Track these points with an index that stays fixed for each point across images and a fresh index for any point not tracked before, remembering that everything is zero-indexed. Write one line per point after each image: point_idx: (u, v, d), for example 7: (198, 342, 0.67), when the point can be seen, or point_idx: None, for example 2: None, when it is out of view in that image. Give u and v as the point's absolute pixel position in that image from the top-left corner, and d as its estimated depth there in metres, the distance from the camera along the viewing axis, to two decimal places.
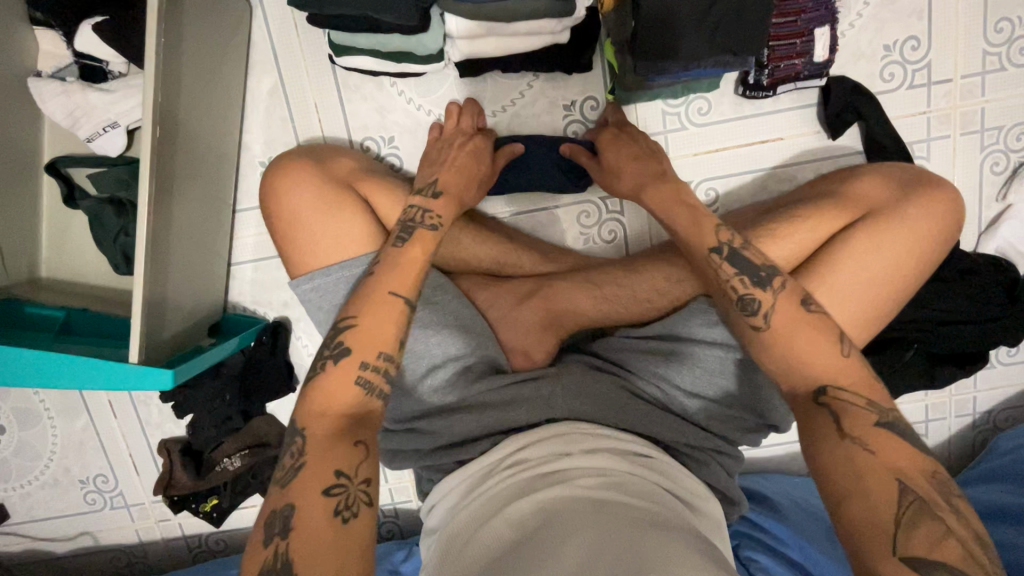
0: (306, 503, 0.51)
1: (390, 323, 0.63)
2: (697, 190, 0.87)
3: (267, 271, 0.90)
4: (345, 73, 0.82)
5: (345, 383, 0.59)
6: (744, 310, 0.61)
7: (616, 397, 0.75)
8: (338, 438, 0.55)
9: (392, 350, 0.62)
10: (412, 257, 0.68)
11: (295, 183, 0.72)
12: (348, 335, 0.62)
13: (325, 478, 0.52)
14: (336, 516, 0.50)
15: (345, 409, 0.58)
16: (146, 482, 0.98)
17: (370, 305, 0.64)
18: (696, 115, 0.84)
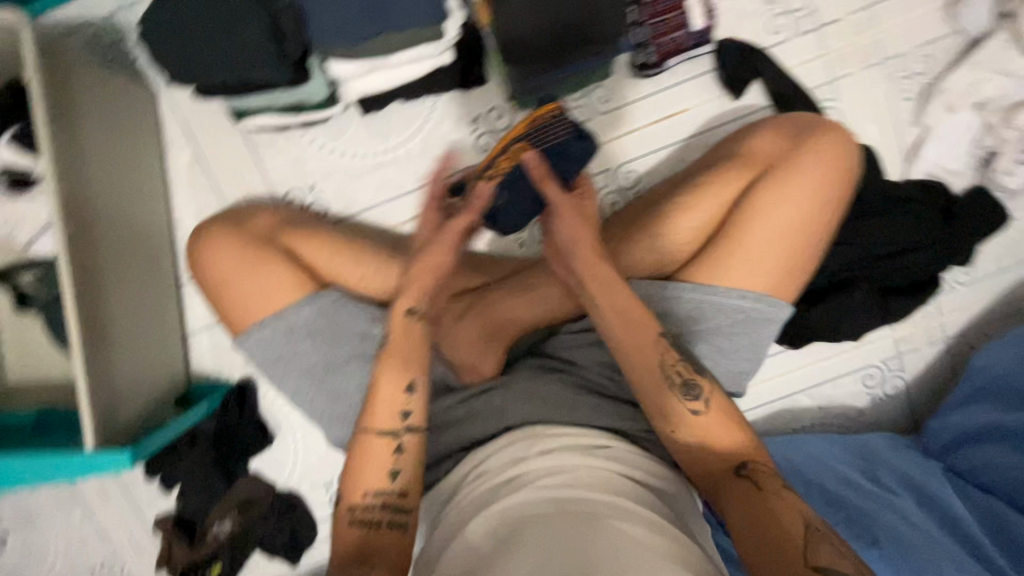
0: None
1: (376, 462, 0.64)
2: (617, 175, 0.88)
3: (222, 335, 0.92)
4: (256, 134, 0.85)
5: (345, 525, 0.63)
6: (688, 394, 0.63)
7: (567, 392, 0.76)
8: (348, 563, 0.60)
9: (381, 485, 0.64)
10: (398, 391, 0.66)
11: (253, 281, 0.74)
12: (344, 479, 0.65)
13: None
14: None
15: (352, 544, 0.62)
16: (149, 562, 1.00)
17: (357, 449, 0.66)
18: (599, 104, 0.86)
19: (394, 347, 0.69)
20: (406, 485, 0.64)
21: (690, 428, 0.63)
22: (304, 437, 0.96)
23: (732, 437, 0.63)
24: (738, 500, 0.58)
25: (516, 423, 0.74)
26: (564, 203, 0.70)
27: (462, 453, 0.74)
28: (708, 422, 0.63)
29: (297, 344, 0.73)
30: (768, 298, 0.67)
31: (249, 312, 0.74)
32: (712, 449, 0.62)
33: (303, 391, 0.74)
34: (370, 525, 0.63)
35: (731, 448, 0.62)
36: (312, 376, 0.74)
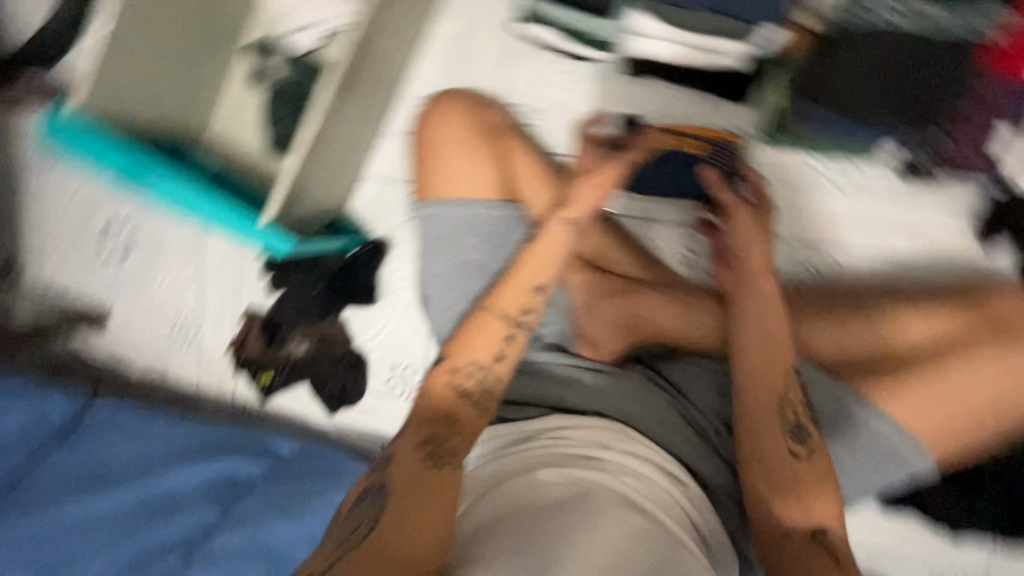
0: (400, 457, 0.59)
1: (488, 337, 0.67)
2: (818, 253, 0.83)
3: (389, 192, 0.96)
4: (519, 42, 0.87)
5: (439, 386, 0.64)
6: (795, 435, 0.64)
7: (666, 415, 0.75)
8: (436, 421, 0.62)
9: (484, 360, 0.66)
10: (523, 276, 0.70)
11: (456, 161, 0.78)
12: (448, 345, 0.67)
13: (418, 437, 0.60)
14: (423, 465, 0.58)
15: (437, 405, 0.64)
16: (219, 341, 1.08)
17: (473, 325, 0.68)
18: (842, 180, 0.82)
19: (536, 250, 0.72)
20: (506, 367, 0.66)
21: (781, 470, 0.62)
22: (399, 315, 1.00)
23: (817, 501, 0.61)
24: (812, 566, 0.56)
25: (608, 411, 0.73)
26: (736, 206, 0.76)
27: (547, 410, 0.74)
28: (801, 479, 0.62)
29: (465, 236, 0.77)
30: (916, 441, 0.65)
31: (432, 175, 0.80)
32: (793, 508, 0.61)
33: (445, 277, 0.78)
34: (461, 390, 0.64)
35: (813, 512, 0.61)
36: (460, 271, 0.77)
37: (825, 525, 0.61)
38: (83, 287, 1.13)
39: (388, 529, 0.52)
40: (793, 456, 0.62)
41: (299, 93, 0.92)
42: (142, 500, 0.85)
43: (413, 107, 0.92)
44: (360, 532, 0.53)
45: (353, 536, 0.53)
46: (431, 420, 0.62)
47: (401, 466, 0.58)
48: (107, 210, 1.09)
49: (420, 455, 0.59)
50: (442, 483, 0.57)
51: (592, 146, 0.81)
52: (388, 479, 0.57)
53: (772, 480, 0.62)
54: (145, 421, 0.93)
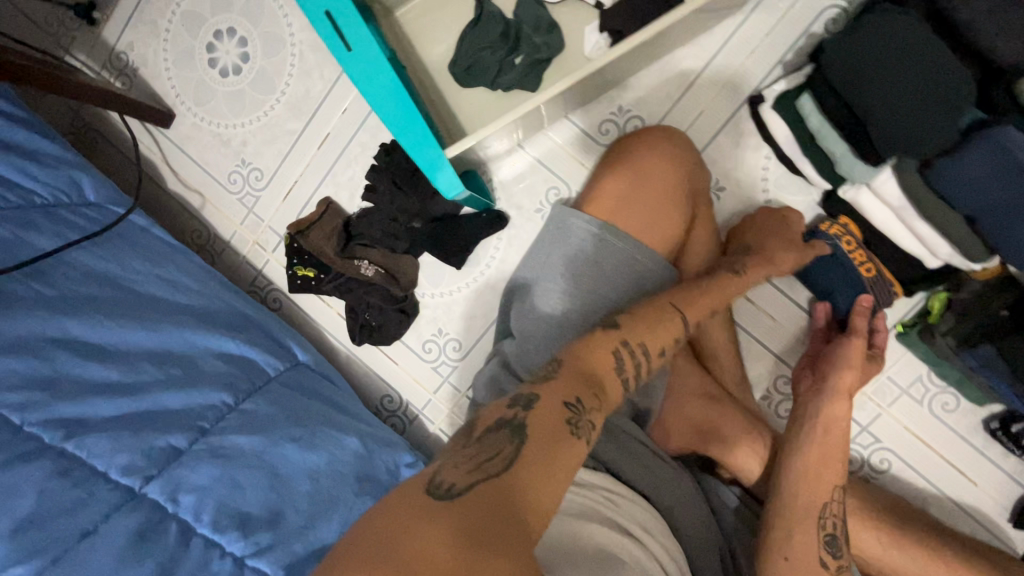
0: (549, 399, 0.55)
1: (665, 328, 0.68)
2: (874, 449, 0.87)
3: (539, 175, 0.92)
4: (745, 118, 0.84)
5: (603, 351, 0.63)
6: (829, 545, 0.67)
7: (704, 535, 0.73)
8: (584, 382, 0.59)
9: (651, 346, 0.66)
10: (714, 289, 0.73)
11: (669, 171, 0.76)
12: (622, 317, 0.68)
13: (567, 394, 0.56)
14: (568, 426, 0.53)
15: (593, 369, 0.61)
16: (281, 211, 0.99)
17: (655, 310, 0.69)
18: (937, 404, 0.85)
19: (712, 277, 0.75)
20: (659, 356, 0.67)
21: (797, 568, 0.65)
22: (475, 290, 0.95)
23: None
24: None
25: (654, 501, 0.72)
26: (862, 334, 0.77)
27: (601, 469, 0.72)
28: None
29: (620, 273, 0.74)
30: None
31: (642, 163, 0.76)
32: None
33: (577, 299, 0.75)
34: (620, 361, 0.63)
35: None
36: (594, 302, 0.74)
37: None
38: (165, 80, 1.00)
39: (528, 473, 0.48)
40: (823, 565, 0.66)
41: (512, 30, 0.82)
42: (153, 346, 0.69)
43: (613, 113, 0.88)
44: (490, 465, 0.48)
45: (484, 464, 0.48)
46: (585, 380, 0.59)
47: (541, 411, 0.53)
48: (235, 17, 0.95)
49: (560, 415, 0.54)
50: (570, 453, 0.52)
51: (773, 219, 0.80)
52: (527, 419, 0.52)
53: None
54: (176, 257, 0.83)
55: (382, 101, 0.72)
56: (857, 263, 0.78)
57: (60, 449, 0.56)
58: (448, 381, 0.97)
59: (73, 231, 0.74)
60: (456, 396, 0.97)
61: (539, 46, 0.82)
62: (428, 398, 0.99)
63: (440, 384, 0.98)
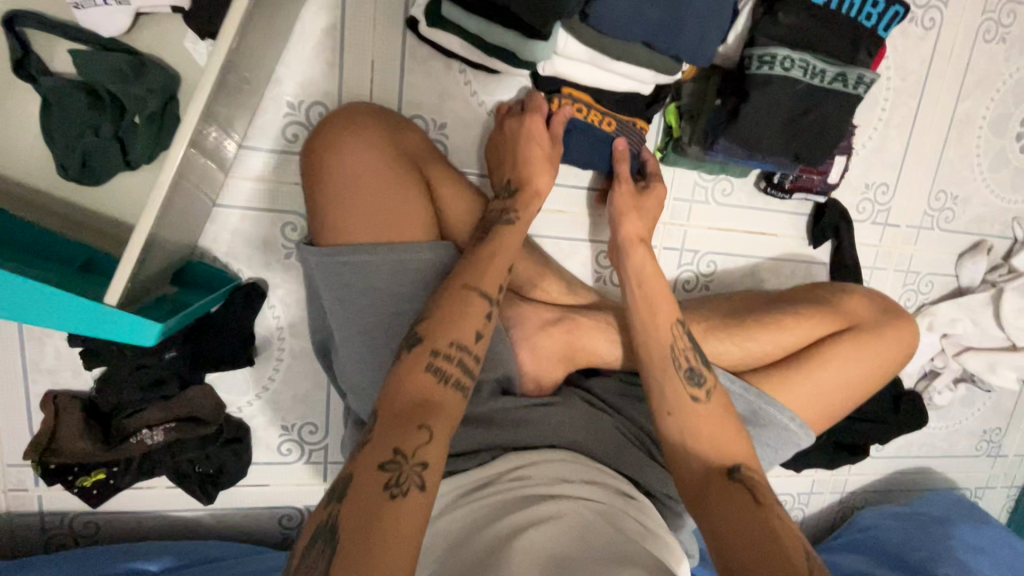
0: (361, 475, 0.49)
1: (463, 313, 0.61)
2: (700, 259, 0.94)
3: (264, 222, 0.78)
4: (416, 44, 0.75)
5: (419, 370, 0.57)
6: (691, 378, 0.68)
7: (613, 434, 0.75)
8: (404, 420, 0.53)
9: (465, 339, 0.60)
10: (492, 254, 0.67)
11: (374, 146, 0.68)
12: (422, 325, 0.60)
13: (382, 452, 0.50)
14: (388, 492, 0.48)
15: (418, 394, 0.55)
16: (10, 439, 0.78)
17: (449, 311, 0.61)
18: (719, 195, 0.92)
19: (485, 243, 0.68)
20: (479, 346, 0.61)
21: (687, 415, 0.65)
22: (289, 368, 0.83)
23: (731, 440, 0.64)
24: (726, 508, 0.57)
25: (559, 442, 0.73)
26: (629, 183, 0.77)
27: (500, 451, 0.71)
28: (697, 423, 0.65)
29: (397, 280, 0.67)
30: (795, 415, 0.76)
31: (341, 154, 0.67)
32: None
33: (377, 319, 0.68)
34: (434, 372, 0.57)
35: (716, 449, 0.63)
36: (395, 322, 0.68)
37: (741, 462, 0.62)
38: None
39: (350, 572, 0.42)
40: (693, 399, 0.66)
41: (101, 91, 0.64)
42: None
43: (288, 113, 0.74)
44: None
45: None
46: (408, 415, 0.53)
47: (356, 489, 0.48)
48: None
49: (379, 478, 0.49)
50: (405, 519, 0.47)
51: (509, 132, 0.75)
52: (342, 513, 0.47)
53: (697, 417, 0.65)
54: None
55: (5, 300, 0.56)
56: (598, 123, 0.77)
57: None
58: (329, 462, 0.88)
59: None
60: None
61: (143, 97, 0.64)
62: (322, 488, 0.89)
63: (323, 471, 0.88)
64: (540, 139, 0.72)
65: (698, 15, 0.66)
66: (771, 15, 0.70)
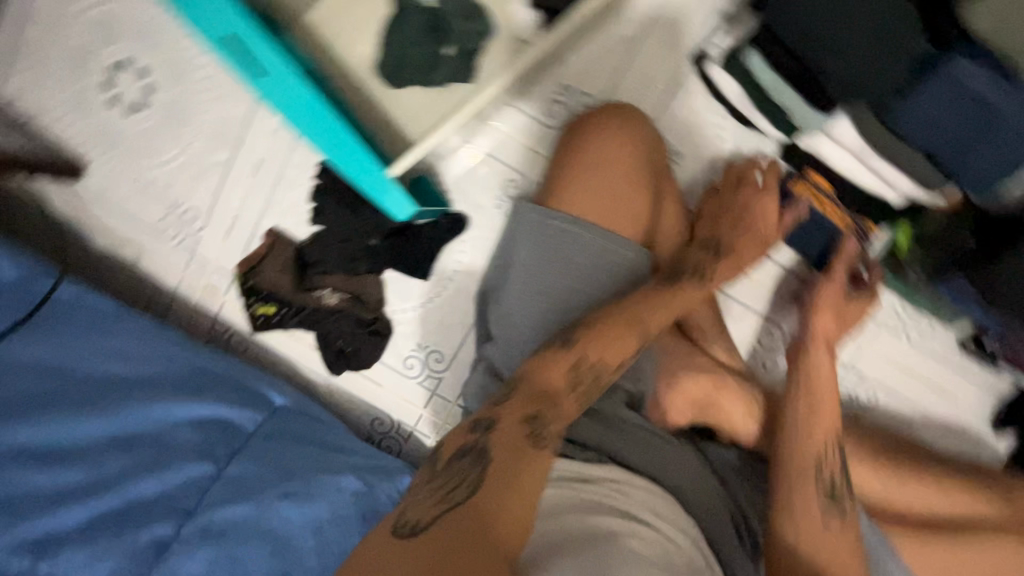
0: (508, 421, 0.58)
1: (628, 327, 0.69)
2: (861, 386, 0.89)
3: (492, 170, 0.87)
4: (692, 77, 0.81)
5: (558, 369, 0.64)
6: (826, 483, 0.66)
7: (718, 505, 0.71)
8: (548, 394, 0.62)
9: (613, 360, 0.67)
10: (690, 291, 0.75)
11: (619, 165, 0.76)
12: (578, 328, 0.69)
13: (525, 413, 0.59)
14: (530, 442, 0.57)
15: (548, 385, 0.63)
16: (225, 249, 0.92)
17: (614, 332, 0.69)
18: (914, 333, 0.86)
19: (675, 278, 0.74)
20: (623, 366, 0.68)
21: (807, 513, 0.63)
22: (448, 297, 0.91)
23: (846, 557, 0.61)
24: None
25: (665, 482, 0.70)
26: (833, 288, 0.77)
27: (604, 458, 0.70)
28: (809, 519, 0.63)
29: (596, 262, 0.73)
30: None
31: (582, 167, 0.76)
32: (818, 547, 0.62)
33: (564, 287, 0.73)
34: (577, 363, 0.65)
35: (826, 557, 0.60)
36: (575, 297, 0.73)
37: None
38: (63, 125, 0.90)
39: (492, 491, 0.50)
40: (820, 498, 0.64)
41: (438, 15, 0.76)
42: (111, 436, 0.67)
43: (558, 92, 0.84)
44: (460, 492, 0.50)
45: (447, 494, 0.50)
46: (544, 394, 0.62)
47: (503, 431, 0.56)
48: (129, 46, 0.86)
49: (522, 430, 0.57)
50: (537, 469, 0.55)
51: (731, 189, 0.80)
52: (488, 441, 0.55)
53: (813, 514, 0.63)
54: (112, 323, 0.75)
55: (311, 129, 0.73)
56: (832, 216, 0.78)
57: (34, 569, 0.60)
58: (437, 393, 0.94)
59: None
60: (446, 407, 0.93)
61: (468, 34, 0.76)
62: (419, 413, 0.95)
63: (427, 397, 0.94)
64: (760, 217, 0.78)
65: (1020, 131, 0.59)
66: None
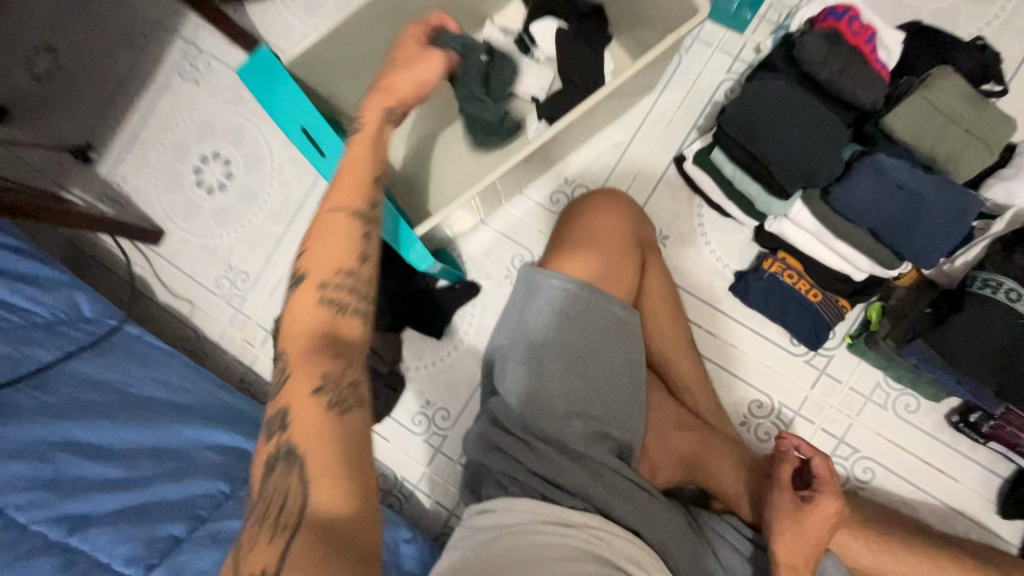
0: (299, 403, 0.54)
1: (346, 239, 0.63)
2: (855, 461, 0.90)
3: (502, 245, 1.01)
4: (674, 175, 0.96)
5: (312, 304, 0.60)
6: None
7: (702, 565, 0.73)
8: (320, 349, 0.57)
9: (352, 265, 0.62)
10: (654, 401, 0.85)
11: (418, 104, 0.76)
12: (302, 265, 0.63)
13: (311, 381, 0.55)
14: (329, 408, 0.54)
15: (314, 327, 0.59)
16: (267, 308, 1.05)
17: (320, 233, 0.64)
18: (902, 408, 0.90)
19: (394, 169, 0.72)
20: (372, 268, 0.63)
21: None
22: (457, 357, 1.00)
23: None
24: None
25: (648, 538, 0.73)
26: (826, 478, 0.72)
27: (592, 510, 0.74)
28: None
29: (588, 319, 0.80)
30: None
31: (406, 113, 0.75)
32: None
33: (556, 340, 0.80)
34: (334, 307, 0.60)
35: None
36: (569, 349, 0.79)
37: None
38: (155, 202, 1.10)
39: (316, 480, 0.50)
40: None
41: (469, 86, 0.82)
42: (151, 445, 0.69)
43: (560, 184, 1.00)
44: (292, 506, 0.49)
45: (277, 523, 0.49)
46: (324, 347, 0.58)
47: (296, 422, 0.53)
48: (219, 143, 1.08)
49: (317, 401, 0.54)
50: (351, 429, 0.54)
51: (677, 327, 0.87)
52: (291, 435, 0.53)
53: None
54: (166, 360, 0.87)
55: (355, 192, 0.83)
56: (804, 291, 0.87)
57: (64, 546, 0.55)
58: (441, 451, 0.99)
59: (70, 343, 0.78)
60: (448, 465, 0.98)
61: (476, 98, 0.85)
62: (422, 470, 1.00)
63: (432, 455, 0.99)
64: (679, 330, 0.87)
65: (941, 213, 0.71)
66: (1004, 251, 0.71)
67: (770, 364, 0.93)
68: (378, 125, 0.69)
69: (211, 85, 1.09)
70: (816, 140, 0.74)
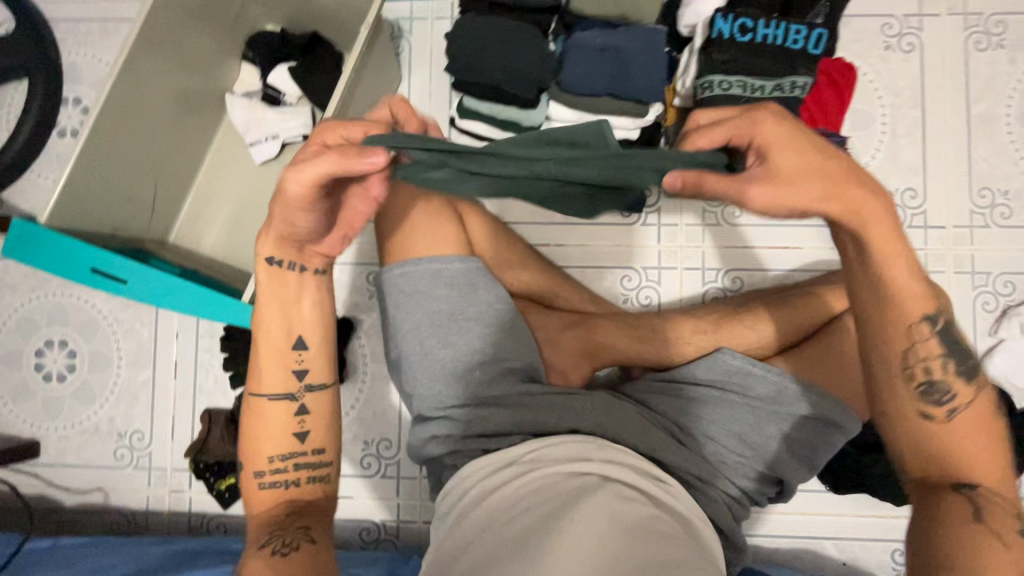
0: (249, 563, 0.58)
1: (281, 423, 0.65)
2: (724, 277, 1.01)
3: (353, 273, 1.04)
4: None
5: (266, 480, 0.65)
6: (936, 396, 0.60)
7: (642, 423, 0.81)
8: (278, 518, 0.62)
9: (296, 438, 0.65)
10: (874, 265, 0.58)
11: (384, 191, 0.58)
12: (244, 446, 0.66)
13: (260, 540, 0.60)
14: (275, 553, 0.57)
15: (276, 500, 0.64)
16: (176, 450, 1.03)
17: (251, 416, 0.66)
18: (731, 217, 1.02)
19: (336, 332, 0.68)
20: (316, 440, 0.66)
21: (940, 436, 0.60)
22: (370, 389, 1.03)
23: (970, 451, 0.59)
24: (960, 528, 0.56)
25: (586, 429, 0.80)
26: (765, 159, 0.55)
27: (528, 437, 0.80)
28: (921, 437, 0.60)
29: (436, 287, 0.84)
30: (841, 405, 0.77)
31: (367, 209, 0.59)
32: (946, 457, 0.59)
33: (419, 319, 0.84)
34: (286, 483, 0.65)
35: (906, 345, 0.59)
36: (436, 319, 0.84)
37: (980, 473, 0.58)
38: (12, 419, 1.05)
39: None
40: (926, 417, 0.60)
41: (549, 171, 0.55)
42: None
43: None
44: None
45: None
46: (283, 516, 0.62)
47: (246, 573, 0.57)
48: (46, 330, 1.05)
49: (269, 551, 0.58)
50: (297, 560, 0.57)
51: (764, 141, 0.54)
52: None
53: (908, 425, 0.61)
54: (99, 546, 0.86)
55: (182, 301, 0.86)
56: None
57: None
58: (401, 477, 1.01)
59: None
60: (414, 484, 1.00)
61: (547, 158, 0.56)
62: (396, 503, 1.02)
63: (398, 484, 1.02)
64: (517, 251, 0.96)
65: (641, 55, 0.85)
66: (706, 55, 0.85)
67: (618, 242, 1.03)
68: (287, 283, 0.64)
69: (9, 282, 1.06)
70: (522, 49, 0.84)
